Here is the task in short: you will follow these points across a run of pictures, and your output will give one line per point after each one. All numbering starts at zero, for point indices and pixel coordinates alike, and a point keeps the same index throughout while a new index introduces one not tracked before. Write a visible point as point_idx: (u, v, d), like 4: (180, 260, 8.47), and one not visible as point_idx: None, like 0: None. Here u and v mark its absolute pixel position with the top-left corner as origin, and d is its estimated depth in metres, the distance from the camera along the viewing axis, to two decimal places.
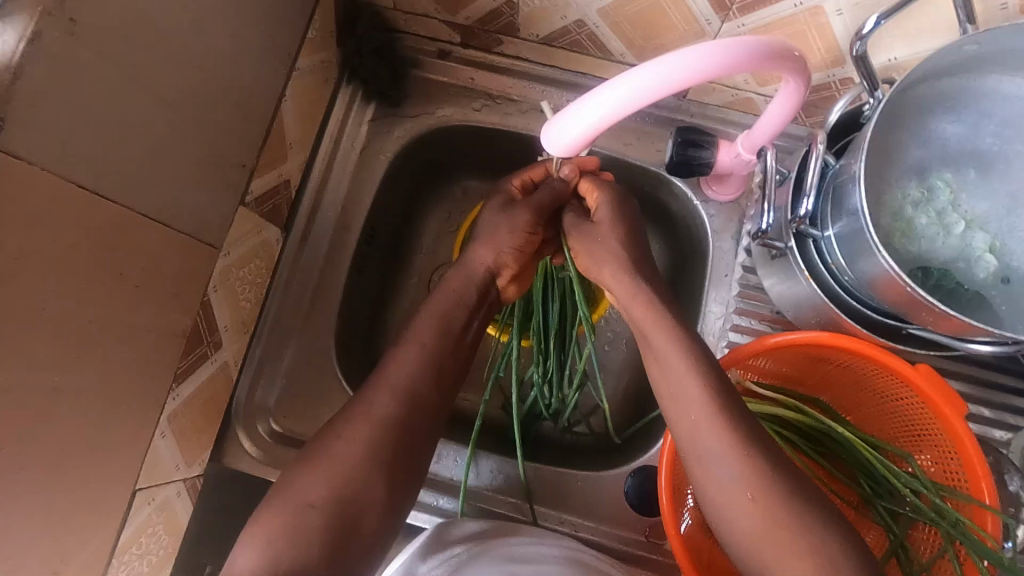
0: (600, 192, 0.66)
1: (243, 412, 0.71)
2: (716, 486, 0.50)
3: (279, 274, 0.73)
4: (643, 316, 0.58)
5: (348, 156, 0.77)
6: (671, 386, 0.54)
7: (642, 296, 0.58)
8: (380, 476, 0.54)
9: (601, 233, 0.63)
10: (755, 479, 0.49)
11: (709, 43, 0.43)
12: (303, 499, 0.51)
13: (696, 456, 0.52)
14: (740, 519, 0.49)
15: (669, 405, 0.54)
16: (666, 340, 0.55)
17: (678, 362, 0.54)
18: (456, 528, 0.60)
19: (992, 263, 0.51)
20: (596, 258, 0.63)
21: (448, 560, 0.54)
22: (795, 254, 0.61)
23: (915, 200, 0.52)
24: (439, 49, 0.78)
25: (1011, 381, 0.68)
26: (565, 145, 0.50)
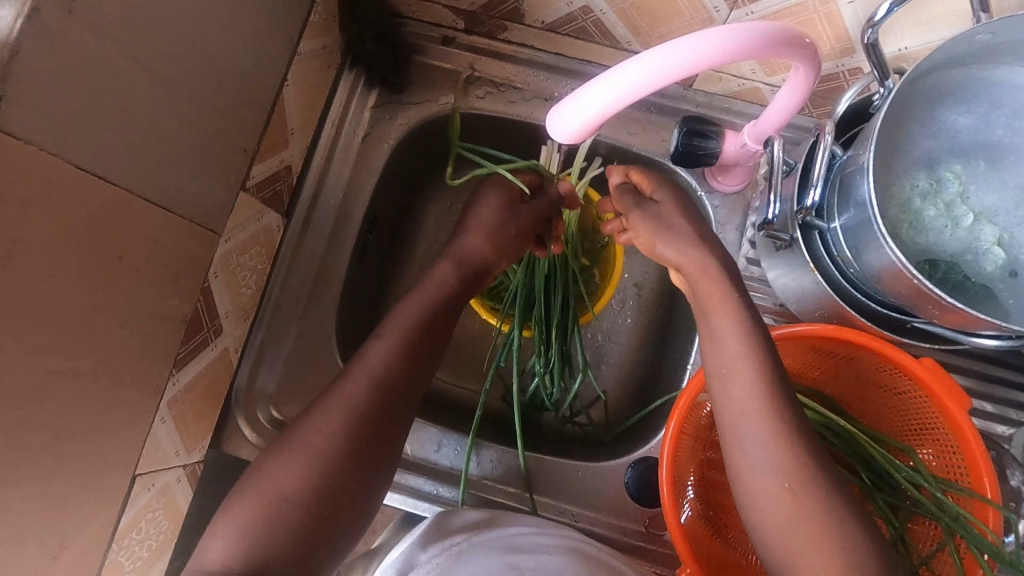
0: (655, 181, 0.65)
1: (242, 398, 0.70)
2: (752, 472, 0.50)
3: (280, 262, 0.72)
4: (710, 295, 0.56)
5: (350, 143, 0.76)
6: (726, 363, 0.53)
7: (711, 275, 0.56)
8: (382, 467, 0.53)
9: (672, 218, 0.61)
10: (793, 466, 0.49)
11: (667, 44, 0.42)
12: (277, 492, 0.50)
13: (736, 439, 0.52)
14: (772, 508, 0.49)
15: (720, 382, 0.54)
16: (732, 324, 0.54)
17: (739, 348, 0.53)
18: (456, 516, 0.60)
19: (1000, 256, 0.50)
20: (665, 239, 0.59)
21: (447, 548, 0.54)
22: (800, 246, 0.61)
23: (923, 191, 0.52)
24: (443, 35, 0.77)
25: (1016, 376, 0.67)
26: (570, 141, 0.50)
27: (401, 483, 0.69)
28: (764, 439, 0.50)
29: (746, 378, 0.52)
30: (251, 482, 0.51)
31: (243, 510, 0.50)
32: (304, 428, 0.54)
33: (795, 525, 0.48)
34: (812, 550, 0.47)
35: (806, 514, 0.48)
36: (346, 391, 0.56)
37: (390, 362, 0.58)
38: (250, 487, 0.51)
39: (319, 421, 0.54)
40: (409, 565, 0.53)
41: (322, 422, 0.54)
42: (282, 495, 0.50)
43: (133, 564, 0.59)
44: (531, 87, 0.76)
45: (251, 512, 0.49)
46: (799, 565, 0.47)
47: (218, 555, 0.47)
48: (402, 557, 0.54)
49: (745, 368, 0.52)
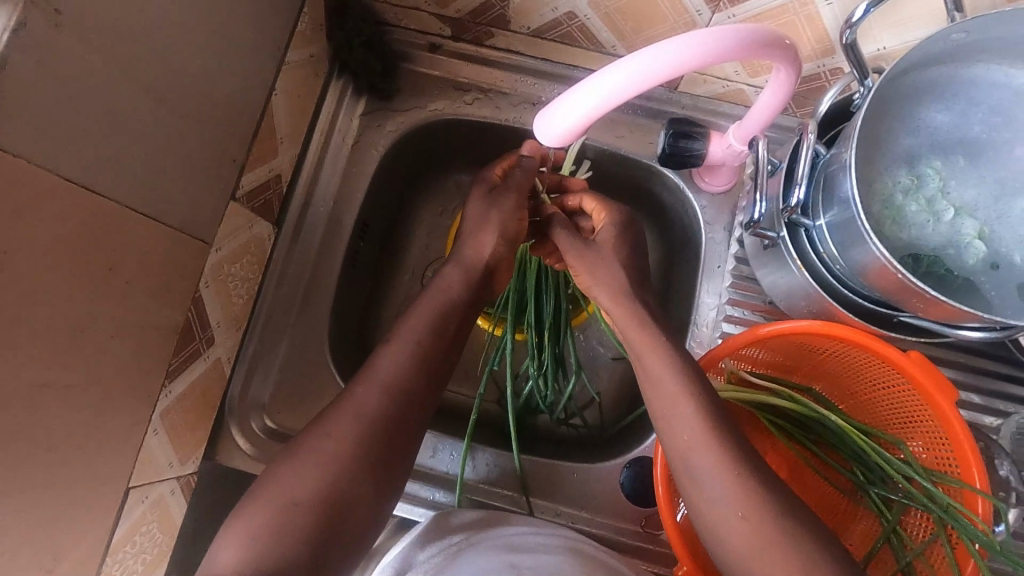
0: (608, 211, 0.67)
1: (236, 408, 0.70)
2: (709, 507, 0.50)
3: (271, 271, 0.72)
4: (638, 337, 0.58)
5: (339, 150, 0.77)
6: (662, 403, 0.54)
7: (638, 318, 0.58)
8: (370, 478, 0.53)
9: (607, 251, 0.63)
10: (746, 494, 0.49)
11: (647, 49, 0.43)
12: (287, 498, 0.49)
13: (687, 474, 0.52)
14: (732, 536, 0.49)
15: (662, 424, 0.55)
16: (661, 363, 0.55)
17: (671, 385, 0.54)
18: (454, 517, 0.61)
19: (981, 250, 0.50)
20: (598, 277, 0.62)
21: (446, 548, 0.55)
22: (786, 243, 0.61)
23: (905, 187, 0.52)
24: (430, 42, 0.77)
25: (1000, 367, 0.68)
26: (557, 145, 0.50)
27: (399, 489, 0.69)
28: (713, 472, 0.51)
29: (687, 416, 0.53)
30: (259, 499, 0.50)
31: (241, 520, 0.48)
32: (300, 438, 0.54)
33: (759, 543, 0.48)
34: (776, 573, 0.46)
35: (763, 538, 0.47)
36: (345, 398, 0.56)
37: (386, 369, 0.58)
38: (259, 500, 0.50)
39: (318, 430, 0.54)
40: (407, 565, 0.54)
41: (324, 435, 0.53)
42: (291, 500, 0.49)
43: None
44: (519, 92, 0.77)
45: (259, 517, 0.48)
46: None
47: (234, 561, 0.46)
48: (401, 555, 0.55)
49: (684, 408, 0.53)
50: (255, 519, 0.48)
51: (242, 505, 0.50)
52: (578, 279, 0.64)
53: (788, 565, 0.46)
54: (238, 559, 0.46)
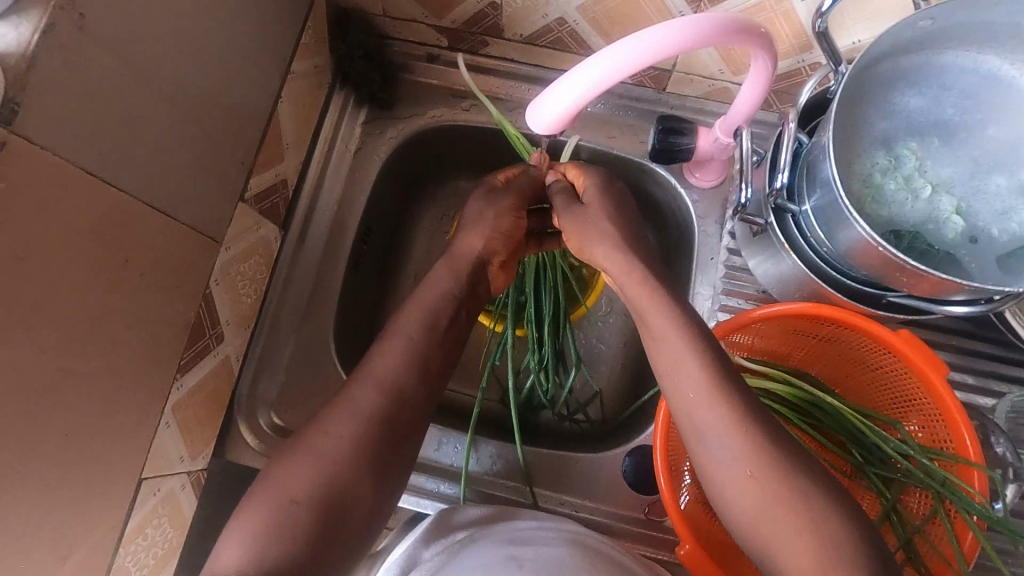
0: (589, 175, 0.68)
1: (244, 404, 0.72)
2: (716, 464, 0.51)
3: (278, 273, 0.75)
4: (641, 293, 0.58)
5: (342, 157, 0.80)
6: (668, 361, 0.54)
7: (639, 275, 0.59)
8: (369, 473, 0.54)
9: (593, 213, 0.64)
10: (750, 452, 0.50)
11: (627, 40, 0.45)
12: (286, 497, 0.50)
13: (695, 432, 0.53)
14: (740, 493, 0.50)
15: (667, 381, 0.55)
16: (664, 318, 0.56)
17: (676, 340, 0.54)
18: (459, 513, 0.61)
19: (959, 224, 0.52)
20: (587, 237, 0.63)
21: (448, 545, 0.56)
22: (775, 229, 0.63)
23: (883, 167, 0.54)
24: (427, 53, 0.81)
25: (993, 349, 0.69)
26: (548, 132, 0.53)
27: (405, 482, 0.70)
28: (721, 429, 0.51)
29: (691, 372, 0.53)
30: (257, 504, 0.51)
31: (251, 517, 0.50)
32: (308, 425, 0.56)
33: (764, 505, 0.48)
34: (786, 527, 0.47)
35: (772, 498, 0.48)
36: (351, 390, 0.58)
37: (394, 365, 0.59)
38: (259, 494, 0.51)
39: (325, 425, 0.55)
40: (412, 562, 0.55)
41: (330, 428, 0.55)
42: (289, 500, 0.50)
43: (139, 571, 0.60)
44: (514, 98, 0.81)
45: (259, 516, 0.49)
46: (775, 548, 0.48)
47: (236, 566, 0.46)
48: (405, 554, 0.56)
49: (688, 364, 0.53)
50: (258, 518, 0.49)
51: (238, 510, 0.51)
52: (571, 242, 0.66)
53: (800, 523, 0.47)
54: (240, 560, 0.46)
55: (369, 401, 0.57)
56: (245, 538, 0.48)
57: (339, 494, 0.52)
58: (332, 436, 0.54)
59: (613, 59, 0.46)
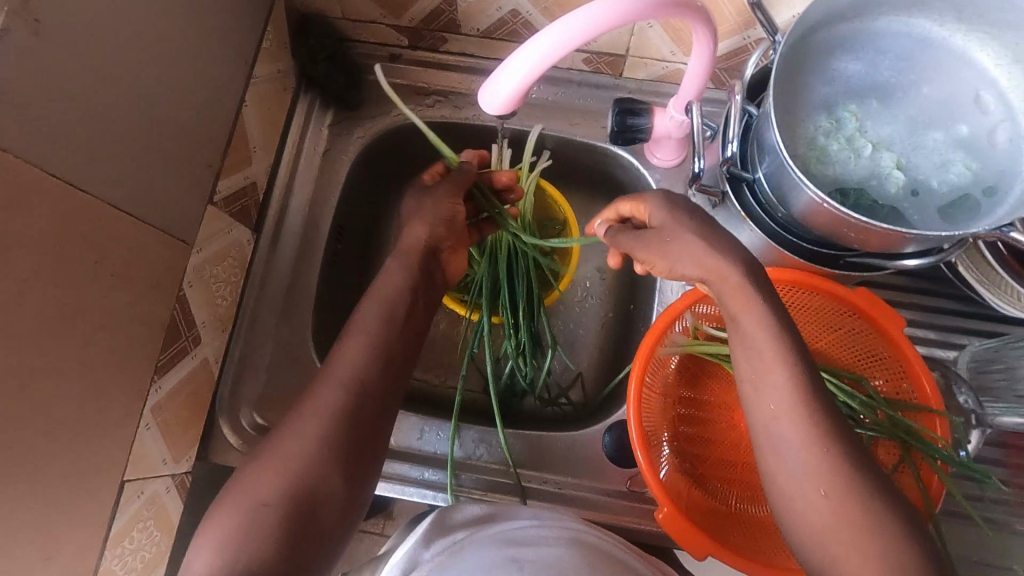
0: (649, 198, 0.58)
1: (226, 404, 0.73)
2: (787, 478, 0.47)
3: (253, 276, 0.76)
4: (731, 294, 0.50)
5: (310, 160, 0.81)
6: (750, 364, 0.49)
7: (736, 280, 0.50)
8: (337, 467, 0.54)
9: (670, 231, 0.54)
10: (829, 472, 0.45)
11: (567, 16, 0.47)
12: (254, 500, 0.50)
13: (769, 442, 0.48)
14: (809, 511, 0.46)
15: (748, 388, 0.50)
16: (757, 324, 0.49)
17: (768, 347, 0.48)
18: (456, 512, 0.61)
19: (900, 178, 0.55)
20: (670, 257, 0.53)
21: (449, 545, 0.52)
22: (732, 199, 0.65)
23: (825, 130, 0.56)
24: (389, 53, 0.83)
25: (952, 304, 0.72)
26: (502, 114, 0.55)
27: (389, 472, 0.71)
28: (798, 443, 0.47)
29: (777, 383, 0.48)
30: (226, 508, 0.50)
31: (223, 518, 0.49)
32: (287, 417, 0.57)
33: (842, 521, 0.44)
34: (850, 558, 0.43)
35: (844, 519, 0.44)
36: (321, 400, 0.57)
37: (365, 374, 0.59)
38: (228, 501, 0.51)
39: (300, 430, 0.55)
40: (411, 565, 0.51)
41: (299, 434, 0.54)
42: (259, 501, 0.50)
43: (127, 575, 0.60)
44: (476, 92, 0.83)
45: (231, 520, 0.49)
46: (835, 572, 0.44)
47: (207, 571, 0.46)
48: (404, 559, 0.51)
49: (775, 374, 0.48)
50: (226, 520, 0.49)
51: (207, 516, 0.50)
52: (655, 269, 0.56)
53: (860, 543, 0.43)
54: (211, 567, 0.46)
55: (336, 399, 0.57)
56: (217, 539, 0.48)
57: (308, 490, 0.52)
58: (297, 437, 0.54)
59: (554, 33, 0.47)
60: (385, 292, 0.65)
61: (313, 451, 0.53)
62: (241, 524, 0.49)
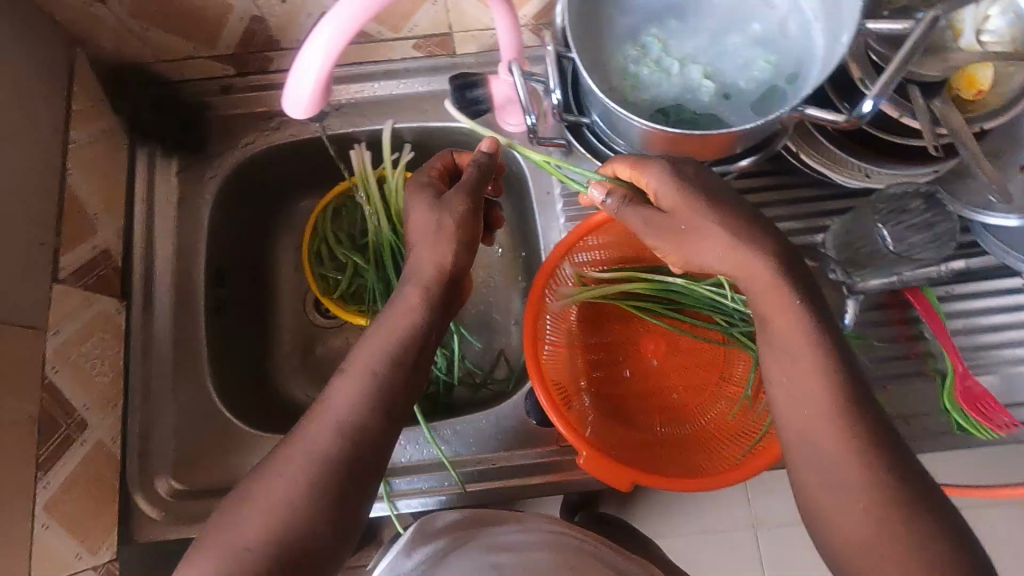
0: (647, 171, 0.52)
1: (137, 477, 0.70)
2: (818, 489, 0.45)
3: (134, 344, 0.73)
4: (765, 296, 0.48)
5: (166, 213, 0.78)
6: (789, 369, 0.48)
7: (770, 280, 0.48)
8: (327, 507, 0.46)
9: (689, 217, 0.50)
10: (866, 479, 0.43)
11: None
12: (237, 543, 0.44)
13: (800, 454, 0.47)
14: (842, 524, 0.44)
15: (779, 392, 0.48)
16: (794, 331, 0.48)
17: (805, 354, 0.47)
18: (437, 517, 0.68)
19: (711, 86, 0.57)
20: (703, 238, 0.50)
21: (431, 554, 0.64)
22: (576, 144, 0.67)
23: (634, 58, 0.58)
24: (221, 85, 0.80)
25: (811, 191, 0.77)
26: (308, 112, 0.56)
27: None
28: (833, 453, 0.45)
29: (816, 393, 0.46)
30: (202, 558, 0.43)
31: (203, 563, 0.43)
32: None
33: (877, 543, 0.42)
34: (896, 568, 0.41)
35: (886, 527, 0.42)
36: (307, 440, 0.48)
37: (360, 404, 0.49)
38: (208, 546, 0.44)
39: (290, 466, 0.47)
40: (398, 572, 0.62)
41: (290, 468, 0.46)
42: (242, 545, 0.43)
43: None
44: None
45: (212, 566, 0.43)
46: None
47: None
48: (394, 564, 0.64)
49: (812, 383, 0.46)
50: (205, 568, 0.43)
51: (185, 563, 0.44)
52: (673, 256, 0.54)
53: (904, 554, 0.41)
54: None
55: (323, 440, 0.48)
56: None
57: (295, 530, 0.44)
58: (285, 476, 0.46)
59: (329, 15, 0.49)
60: (398, 328, 0.53)
61: (299, 492, 0.45)
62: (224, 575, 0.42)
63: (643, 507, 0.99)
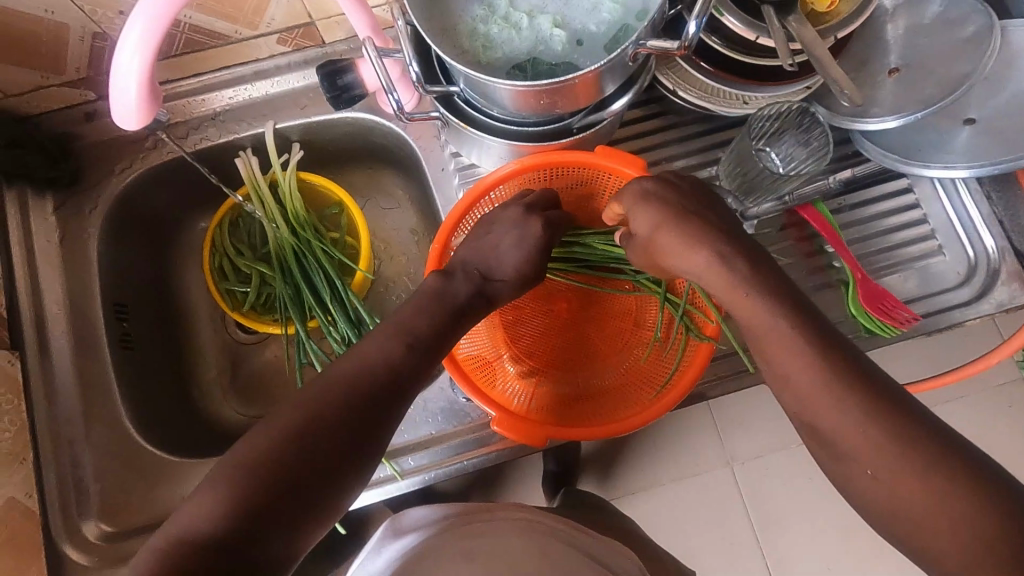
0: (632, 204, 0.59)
1: (63, 527, 0.68)
2: (836, 464, 0.47)
3: (34, 393, 0.70)
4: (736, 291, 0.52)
5: (49, 254, 0.74)
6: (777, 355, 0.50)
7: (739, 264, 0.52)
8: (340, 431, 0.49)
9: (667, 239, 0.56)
10: (874, 444, 0.45)
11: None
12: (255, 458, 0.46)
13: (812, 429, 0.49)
14: (866, 492, 0.46)
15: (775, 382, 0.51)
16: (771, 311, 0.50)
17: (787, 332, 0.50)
18: (407, 514, 0.68)
19: (562, 35, 0.57)
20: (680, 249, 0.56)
21: (402, 548, 0.63)
22: (451, 116, 0.66)
23: (482, 17, 0.57)
24: (84, 113, 0.76)
25: (697, 127, 0.77)
26: (140, 120, 0.57)
27: None
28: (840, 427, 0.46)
29: (806, 371, 0.48)
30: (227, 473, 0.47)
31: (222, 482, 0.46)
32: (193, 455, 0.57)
33: (901, 500, 0.44)
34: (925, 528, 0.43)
35: (904, 489, 0.44)
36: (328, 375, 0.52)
37: (391, 355, 0.54)
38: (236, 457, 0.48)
39: (321, 403, 0.50)
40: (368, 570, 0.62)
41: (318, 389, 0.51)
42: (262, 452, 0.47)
43: None
44: (193, 116, 0.78)
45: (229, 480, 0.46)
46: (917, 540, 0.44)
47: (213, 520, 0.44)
48: (370, 566, 0.63)
49: (802, 363, 0.48)
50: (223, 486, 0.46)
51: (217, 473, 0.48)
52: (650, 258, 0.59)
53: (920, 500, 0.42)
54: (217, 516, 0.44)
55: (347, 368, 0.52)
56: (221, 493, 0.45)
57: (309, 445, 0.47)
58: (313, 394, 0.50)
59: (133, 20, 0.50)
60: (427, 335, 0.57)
61: (333, 414, 0.49)
62: (245, 492, 0.45)
63: (599, 461, 1.01)
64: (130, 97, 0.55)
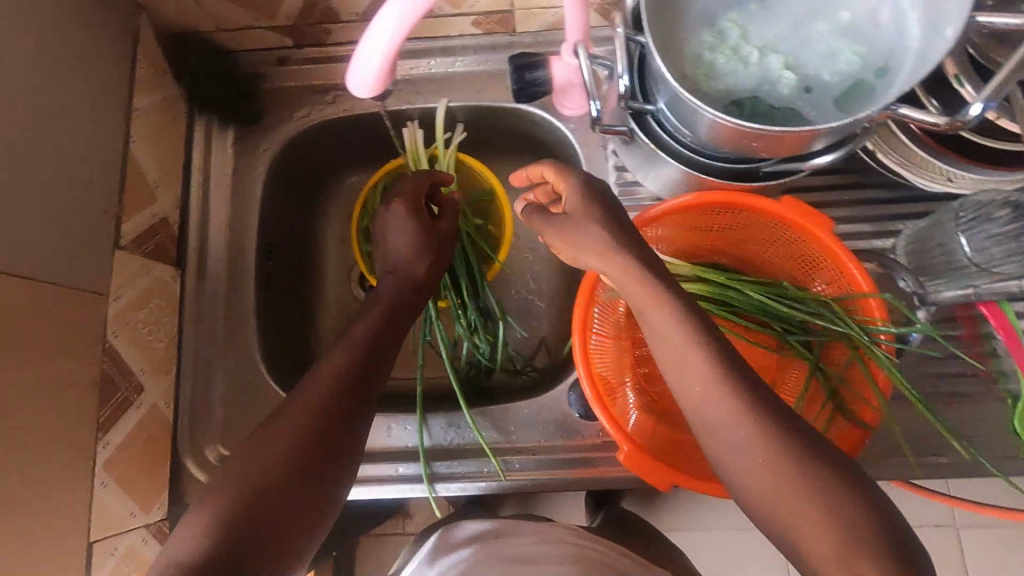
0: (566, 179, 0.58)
1: (188, 442, 0.72)
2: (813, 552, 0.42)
3: (186, 311, 0.75)
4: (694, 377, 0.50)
5: (222, 184, 0.79)
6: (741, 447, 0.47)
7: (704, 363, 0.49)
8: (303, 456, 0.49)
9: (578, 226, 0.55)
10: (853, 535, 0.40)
11: None
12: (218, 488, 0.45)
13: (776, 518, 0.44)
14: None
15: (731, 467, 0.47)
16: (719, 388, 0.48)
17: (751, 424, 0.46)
18: (458, 528, 0.68)
19: (791, 78, 0.54)
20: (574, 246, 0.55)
21: (455, 564, 0.64)
22: (639, 134, 0.64)
23: (710, 44, 0.55)
24: (277, 57, 0.80)
25: (884, 193, 0.72)
26: (372, 89, 0.59)
27: (367, 476, 0.71)
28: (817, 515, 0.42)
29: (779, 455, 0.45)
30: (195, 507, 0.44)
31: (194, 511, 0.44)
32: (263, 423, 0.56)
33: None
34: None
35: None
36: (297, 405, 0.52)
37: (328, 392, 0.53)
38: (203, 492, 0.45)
39: (276, 429, 0.50)
40: None
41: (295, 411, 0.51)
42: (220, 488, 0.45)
43: None
44: None
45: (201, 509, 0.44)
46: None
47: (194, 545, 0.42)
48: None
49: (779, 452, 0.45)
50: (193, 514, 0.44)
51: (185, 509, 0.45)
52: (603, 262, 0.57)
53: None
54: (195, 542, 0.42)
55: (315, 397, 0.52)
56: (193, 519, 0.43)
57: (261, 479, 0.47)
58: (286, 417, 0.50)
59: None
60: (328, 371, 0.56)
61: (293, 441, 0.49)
62: (218, 516, 0.44)
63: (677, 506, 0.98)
64: (371, 70, 0.56)
